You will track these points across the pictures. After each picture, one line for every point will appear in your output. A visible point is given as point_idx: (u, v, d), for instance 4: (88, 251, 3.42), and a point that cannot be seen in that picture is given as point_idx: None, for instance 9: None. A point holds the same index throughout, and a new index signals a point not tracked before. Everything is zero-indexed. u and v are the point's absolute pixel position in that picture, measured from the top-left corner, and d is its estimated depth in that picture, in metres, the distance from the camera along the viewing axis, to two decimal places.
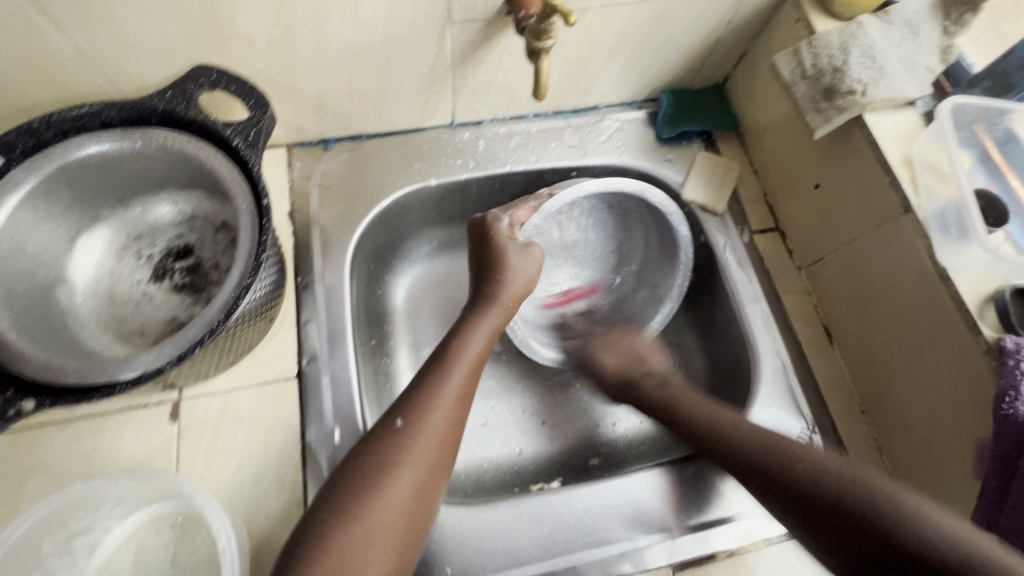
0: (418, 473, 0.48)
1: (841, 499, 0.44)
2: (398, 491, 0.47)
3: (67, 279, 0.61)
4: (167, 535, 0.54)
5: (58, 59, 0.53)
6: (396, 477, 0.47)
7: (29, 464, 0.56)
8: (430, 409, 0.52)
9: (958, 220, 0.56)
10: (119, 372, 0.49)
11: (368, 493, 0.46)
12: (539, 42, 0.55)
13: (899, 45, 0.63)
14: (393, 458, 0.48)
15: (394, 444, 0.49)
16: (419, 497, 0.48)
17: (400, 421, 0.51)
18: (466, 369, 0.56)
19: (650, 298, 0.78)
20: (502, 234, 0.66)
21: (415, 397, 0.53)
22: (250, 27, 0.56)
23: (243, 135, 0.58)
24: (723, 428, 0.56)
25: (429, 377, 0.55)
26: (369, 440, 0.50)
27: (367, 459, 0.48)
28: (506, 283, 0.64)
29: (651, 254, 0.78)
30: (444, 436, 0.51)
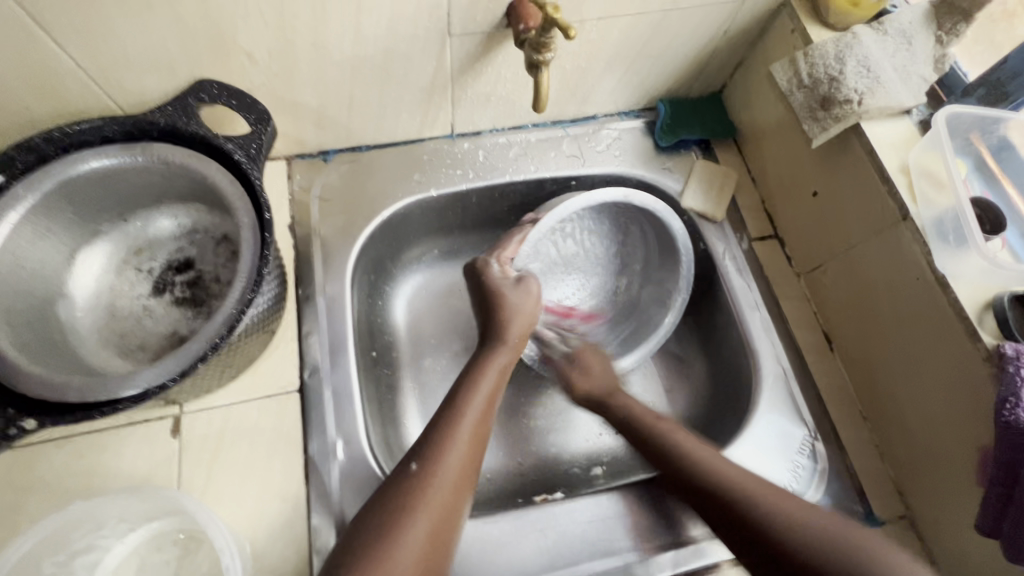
0: (434, 516, 0.48)
1: (826, 566, 0.46)
2: (415, 535, 0.47)
3: (68, 295, 0.60)
4: (169, 552, 0.54)
5: (59, 75, 0.53)
6: (415, 519, 0.47)
7: (29, 482, 0.55)
8: (445, 450, 0.52)
9: (954, 227, 0.56)
10: (121, 389, 0.49)
11: (388, 537, 0.46)
12: (538, 55, 0.56)
13: (894, 55, 0.63)
14: (410, 501, 0.48)
15: (412, 486, 0.49)
16: (438, 539, 0.48)
17: (416, 464, 0.51)
18: (479, 410, 0.57)
19: (653, 316, 0.77)
20: (494, 278, 0.68)
21: (430, 439, 0.53)
22: (251, 42, 0.56)
23: (244, 149, 0.58)
24: (702, 463, 0.56)
25: (443, 418, 0.55)
26: (386, 484, 0.50)
27: (386, 501, 0.48)
28: (512, 322, 0.65)
29: (657, 285, 0.77)
30: (459, 477, 0.51)
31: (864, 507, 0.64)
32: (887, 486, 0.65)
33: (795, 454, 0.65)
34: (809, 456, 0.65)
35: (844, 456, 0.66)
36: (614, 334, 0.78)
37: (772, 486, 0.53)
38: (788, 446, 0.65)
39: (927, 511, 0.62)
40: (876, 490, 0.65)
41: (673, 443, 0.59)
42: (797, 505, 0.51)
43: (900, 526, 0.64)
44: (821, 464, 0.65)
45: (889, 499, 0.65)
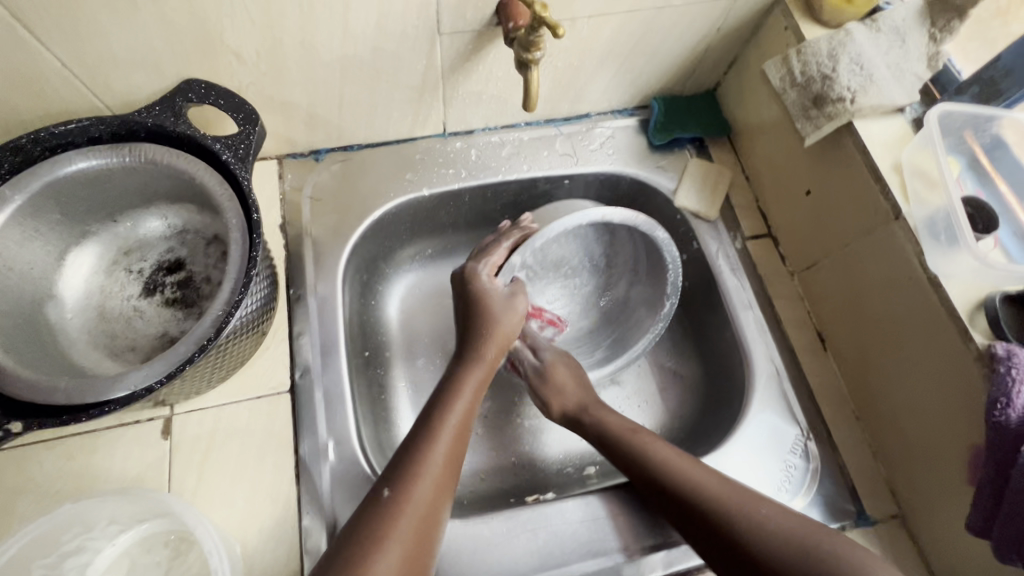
0: (405, 546, 0.48)
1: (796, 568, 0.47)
2: (388, 565, 0.46)
3: (57, 296, 0.60)
4: (160, 553, 0.54)
5: (45, 75, 0.53)
6: (386, 550, 0.47)
7: (19, 484, 0.55)
8: (417, 477, 0.51)
9: (947, 226, 0.56)
10: (108, 392, 0.49)
11: (358, 569, 0.45)
12: (528, 54, 0.56)
13: (887, 52, 0.63)
14: (382, 530, 0.47)
15: (383, 516, 0.48)
16: (410, 569, 0.47)
17: (388, 491, 0.50)
18: (450, 435, 0.55)
19: (632, 330, 0.76)
20: (480, 289, 0.66)
21: (402, 464, 0.52)
22: (239, 41, 0.56)
23: (233, 149, 0.57)
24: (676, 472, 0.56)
25: (416, 444, 0.54)
26: (360, 512, 0.49)
27: (358, 530, 0.48)
28: (490, 342, 0.63)
29: (643, 294, 0.76)
30: (431, 505, 0.51)
31: (856, 506, 0.64)
32: (880, 485, 0.65)
33: (787, 454, 0.65)
34: (801, 455, 0.65)
35: (836, 455, 0.66)
36: (601, 337, 0.79)
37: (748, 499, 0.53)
38: (780, 446, 0.65)
39: (919, 510, 0.62)
40: (868, 490, 0.65)
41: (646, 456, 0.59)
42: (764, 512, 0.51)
43: (892, 525, 0.64)
44: (813, 463, 0.65)
45: (882, 499, 0.65)
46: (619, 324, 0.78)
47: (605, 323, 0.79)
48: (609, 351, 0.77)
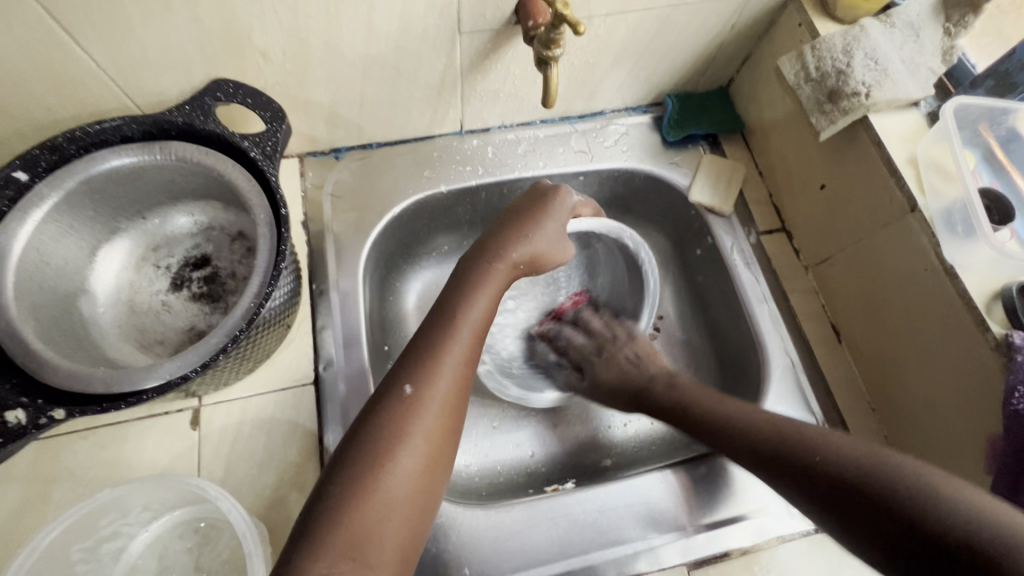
0: (426, 446, 0.47)
1: (851, 474, 0.44)
2: (408, 462, 0.46)
3: (90, 290, 0.62)
4: (190, 540, 0.55)
5: (81, 76, 0.55)
6: (407, 446, 0.46)
7: (54, 473, 0.57)
8: (438, 372, 0.50)
9: (963, 218, 0.56)
10: (144, 381, 0.50)
11: (378, 462, 0.45)
12: (548, 52, 0.57)
13: (902, 47, 0.64)
14: (402, 428, 0.47)
15: (403, 411, 0.48)
16: (432, 464, 0.47)
17: (410, 387, 0.49)
18: (471, 333, 0.54)
19: (633, 299, 0.77)
20: (523, 205, 0.66)
21: (421, 361, 0.51)
22: (266, 41, 0.57)
23: (260, 146, 0.59)
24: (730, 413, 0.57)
25: (433, 342, 0.53)
26: (377, 406, 0.48)
27: (377, 425, 0.47)
28: (515, 246, 0.61)
29: (618, 257, 0.77)
30: (451, 403, 0.50)
31: None
32: None
33: None
34: None
35: None
36: None
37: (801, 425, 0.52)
38: None
39: None
40: None
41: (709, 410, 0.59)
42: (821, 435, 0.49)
43: None
44: None
45: None
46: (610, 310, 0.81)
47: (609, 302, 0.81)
48: None
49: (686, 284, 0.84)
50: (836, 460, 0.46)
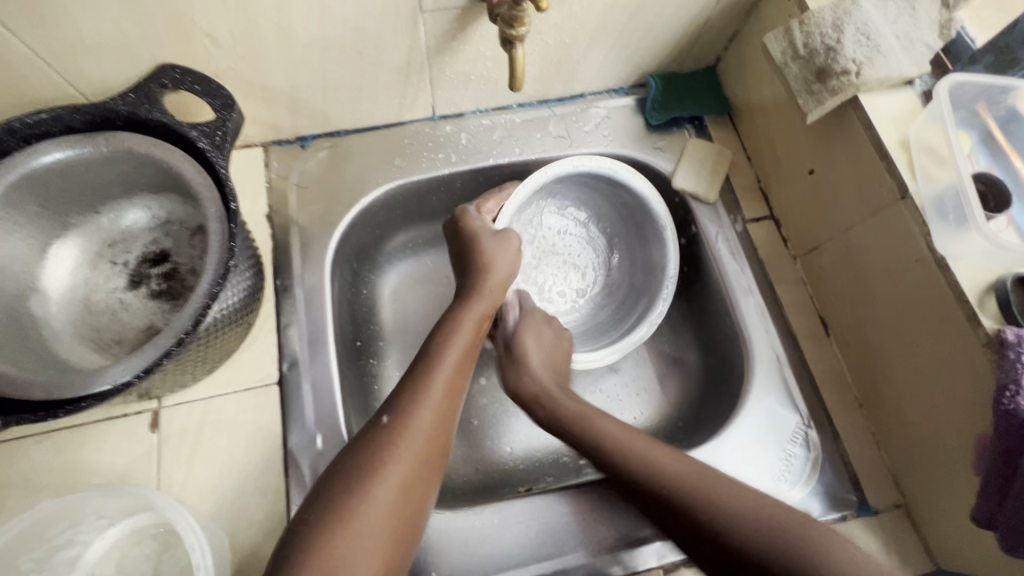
0: (404, 473, 0.47)
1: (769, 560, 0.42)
2: (387, 488, 0.46)
3: (41, 289, 0.59)
4: (149, 546, 0.54)
5: (16, 64, 0.52)
6: (385, 473, 0.46)
7: (8, 478, 0.55)
8: (419, 402, 0.51)
9: (955, 207, 0.53)
10: (89, 387, 0.48)
11: (354, 491, 0.45)
12: (512, 30, 0.53)
13: (896, 21, 0.59)
14: (380, 454, 0.47)
15: (382, 438, 0.48)
16: (407, 496, 0.47)
17: (388, 418, 0.50)
18: (453, 363, 0.55)
19: (626, 194, 0.72)
20: (473, 224, 0.66)
21: (402, 392, 0.52)
22: (213, 24, 0.53)
23: (209, 137, 0.55)
24: (640, 454, 0.53)
25: (414, 374, 0.54)
26: (357, 439, 0.49)
27: (354, 454, 0.47)
28: (483, 287, 0.62)
29: (596, 185, 0.73)
30: (431, 430, 0.50)
31: (858, 495, 0.62)
32: (883, 474, 0.64)
33: (787, 443, 0.63)
34: (802, 444, 0.64)
35: (838, 443, 0.65)
36: (634, 275, 0.76)
37: (716, 477, 0.49)
38: (780, 434, 0.64)
39: (923, 500, 0.60)
40: (871, 479, 0.63)
41: (598, 438, 0.56)
42: (737, 498, 0.47)
43: (896, 515, 0.62)
44: (814, 452, 0.64)
45: (884, 488, 0.63)
46: (637, 252, 0.76)
47: (628, 223, 0.76)
48: (648, 271, 0.74)
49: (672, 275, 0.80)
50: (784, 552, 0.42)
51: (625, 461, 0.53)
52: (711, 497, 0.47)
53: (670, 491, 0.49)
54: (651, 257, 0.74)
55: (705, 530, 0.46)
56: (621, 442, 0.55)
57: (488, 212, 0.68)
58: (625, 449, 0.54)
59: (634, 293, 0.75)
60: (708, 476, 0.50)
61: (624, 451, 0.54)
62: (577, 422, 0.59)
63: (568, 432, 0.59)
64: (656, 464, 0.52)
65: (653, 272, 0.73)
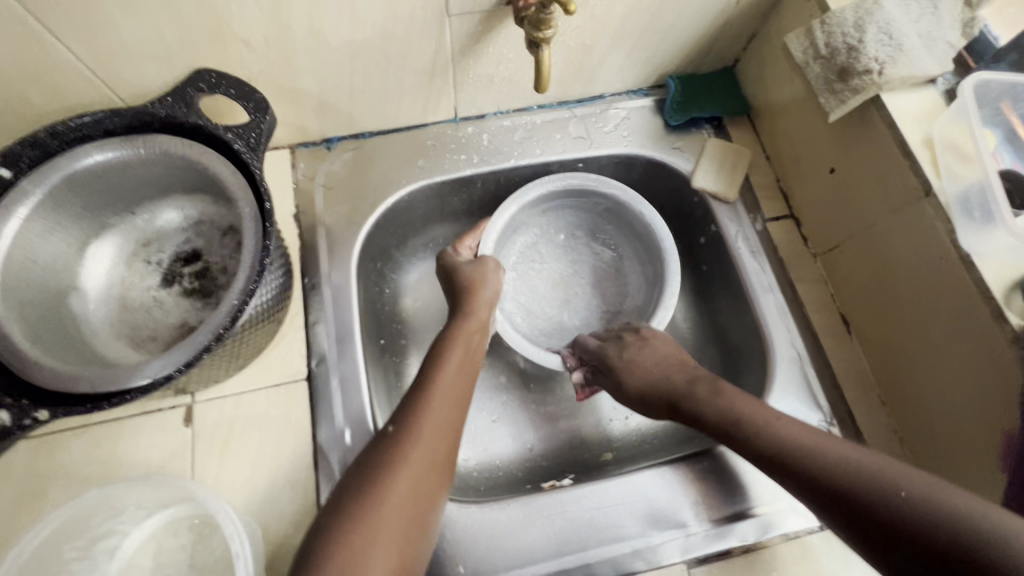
0: (413, 476, 0.49)
1: (856, 491, 0.46)
2: (398, 491, 0.48)
3: (80, 288, 0.61)
4: (184, 537, 0.55)
5: (60, 70, 0.54)
6: (395, 476, 0.48)
7: (48, 471, 0.57)
8: (423, 410, 0.54)
9: (981, 204, 0.53)
10: (131, 380, 0.49)
11: (368, 494, 0.47)
12: (538, 33, 0.54)
13: (918, 20, 0.59)
14: (390, 459, 0.50)
15: (391, 446, 0.51)
16: (419, 498, 0.49)
17: (393, 426, 0.53)
18: (453, 373, 0.58)
19: (604, 199, 0.75)
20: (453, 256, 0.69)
21: (408, 403, 0.55)
22: (247, 29, 0.55)
23: (244, 138, 0.57)
24: (728, 412, 0.57)
25: (419, 387, 0.57)
26: (369, 449, 0.52)
27: (367, 461, 0.50)
28: (472, 306, 0.64)
29: (578, 203, 0.77)
30: (437, 435, 0.53)
31: None
32: None
33: None
34: None
35: (861, 441, 0.65)
36: (644, 275, 0.76)
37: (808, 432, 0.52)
38: None
39: None
40: None
41: (772, 438, 0.53)
42: (821, 444, 0.50)
43: None
44: None
45: None
46: (640, 256, 0.77)
47: (625, 229, 0.78)
48: (654, 259, 0.74)
49: (691, 274, 0.81)
50: (863, 482, 0.46)
51: (725, 420, 0.57)
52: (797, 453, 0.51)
53: (769, 446, 0.53)
54: (651, 246, 0.74)
55: (877, 525, 0.44)
56: (712, 399, 0.59)
57: (468, 246, 0.71)
58: (724, 412, 0.57)
59: (652, 285, 0.74)
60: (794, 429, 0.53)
61: (718, 409, 0.58)
62: (740, 422, 0.56)
63: (727, 433, 0.57)
64: (752, 417, 0.55)
65: (657, 261, 0.73)
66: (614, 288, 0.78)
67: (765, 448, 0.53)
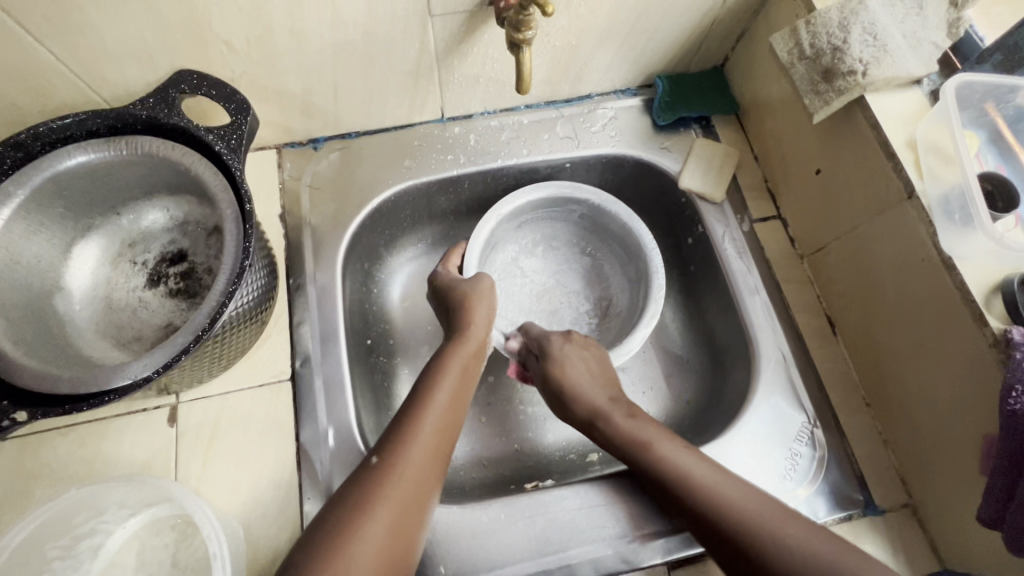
0: (391, 514, 0.48)
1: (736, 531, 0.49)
2: (374, 529, 0.47)
3: (65, 288, 0.62)
4: (168, 536, 0.56)
5: (41, 71, 0.54)
6: (374, 513, 0.48)
7: (33, 470, 0.57)
8: (408, 445, 0.53)
9: (961, 207, 0.52)
10: (111, 381, 0.50)
11: (345, 530, 0.46)
12: (518, 34, 0.54)
13: (903, 21, 0.59)
14: (370, 494, 0.49)
15: (372, 480, 0.50)
16: (396, 538, 0.48)
17: (376, 458, 0.52)
18: (442, 406, 0.57)
19: (576, 206, 0.76)
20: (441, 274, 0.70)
21: (394, 434, 0.54)
22: (228, 30, 0.55)
23: (225, 140, 0.57)
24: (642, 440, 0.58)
25: (406, 417, 0.56)
26: (352, 479, 0.51)
27: (348, 493, 0.49)
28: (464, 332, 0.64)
29: (553, 214, 0.78)
30: (420, 472, 0.52)
31: (865, 495, 0.63)
32: (890, 474, 0.64)
33: (793, 442, 0.64)
34: (808, 444, 0.64)
35: (844, 443, 0.65)
36: (625, 274, 0.77)
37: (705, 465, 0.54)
38: (785, 433, 0.64)
39: (931, 501, 0.60)
40: (878, 479, 0.63)
41: (673, 467, 0.55)
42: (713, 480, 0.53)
43: (902, 516, 0.62)
44: (819, 452, 0.64)
45: (891, 489, 0.63)
46: (618, 257, 0.78)
47: (602, 232, 0.78)
48: (633, 256, 0.74)
49: (678, 275, 0.81)
50: (747, 527, 0.49)
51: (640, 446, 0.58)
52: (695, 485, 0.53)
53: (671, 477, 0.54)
54: (629, 246, 0.75)
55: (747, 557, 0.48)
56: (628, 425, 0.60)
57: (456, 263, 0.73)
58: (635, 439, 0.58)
59: (635, 282, 0.75)
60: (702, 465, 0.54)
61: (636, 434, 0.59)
62: (647, 449, 0.57)
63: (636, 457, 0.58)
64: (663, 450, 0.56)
65: (638, 258, 0.74)
66: (598, 292, 0.79)
67: (673, 482, 0.54)
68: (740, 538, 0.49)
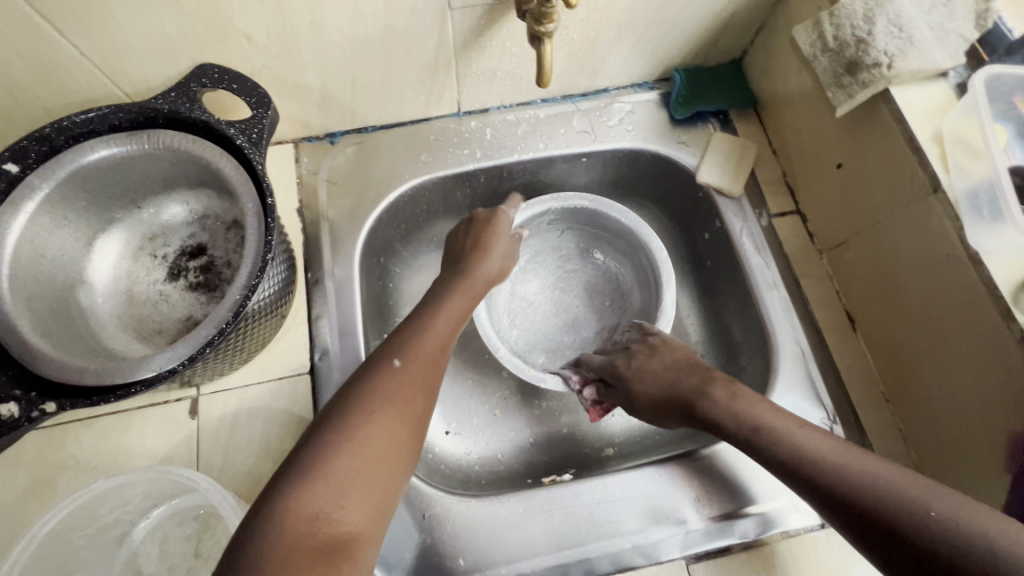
0: (398, 413, 0.47)
1: (872, 504, 0.43)
2: (382, 422, 0.46)
3: (87, 281, 0.62)
4: (190, 527, 0.57)
5: (65, 66, 0.54)
6: (382, 408, 0.46)
7: (58, 460, 0.58)
8: (417, 353, 0.52)
9: (990, 200, 0.52)
10: (136, 373, 0.50)
11: (354, 421, 0.45)
12: (540, 27, 0.53)
13: (929, 12, 0.58)
14: (382, 390, 0.48)
15: (384, 379, 0.49)
16: (402, 437, 0.46)
17: (397, 361, 0.51)
18: (447, 324, 0.57)
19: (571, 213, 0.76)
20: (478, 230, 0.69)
21: (405, 340, 0.53)
22: (248, 24, 0.55)
23: (246, 134, 0.57)
24: (751, 418, 0.53)
25: (415, 328, 0.55)
26: (364, 375, 0.50)
27: (359, 388, 0.48)
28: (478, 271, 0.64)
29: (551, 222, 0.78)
30: (427, 379, 0.51)
31: None
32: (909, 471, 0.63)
33: None
34: None
35: (863, 439, 0.64)
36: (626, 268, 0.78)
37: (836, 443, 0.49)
38: None
39: None
40: None
41: (790, 445, 0.50)
42: (836, 453, 0.48)
43: None
44: None
45: None
46: (618, 254, 0.78)
47: (603, 232, 0.78)
48: (633, 247, 0.75)
49: (694, 270, 0.81)
50: (891, 497, 0.43)
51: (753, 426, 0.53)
52: (821, 463, 0.47)
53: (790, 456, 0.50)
54: (631, 240, 0.75)
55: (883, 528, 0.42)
56: (735, 404, 0.55)
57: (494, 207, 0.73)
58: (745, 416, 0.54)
59: (641, 273, 0.76)
60: (828, 441, 0.49)
61: (742, 411, 0.54)
62: (759, 428, 0.52)
63: (751, 438, 0.53)
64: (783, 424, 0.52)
65: (638, 250, 0.74)
66: (603, 290, 0.79)
67: (789, 458, 0.50)
68: (870, 510, 0.43)
